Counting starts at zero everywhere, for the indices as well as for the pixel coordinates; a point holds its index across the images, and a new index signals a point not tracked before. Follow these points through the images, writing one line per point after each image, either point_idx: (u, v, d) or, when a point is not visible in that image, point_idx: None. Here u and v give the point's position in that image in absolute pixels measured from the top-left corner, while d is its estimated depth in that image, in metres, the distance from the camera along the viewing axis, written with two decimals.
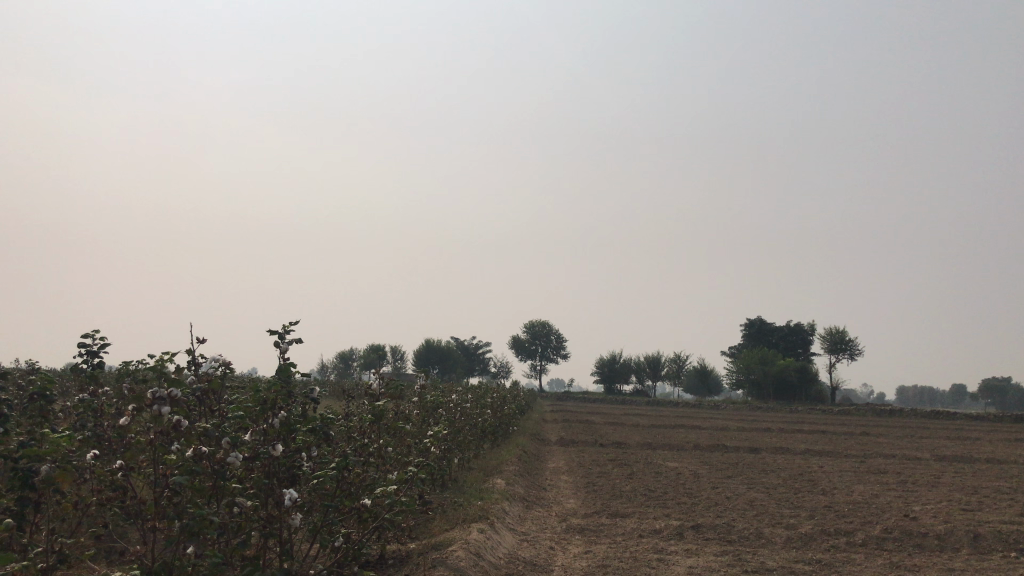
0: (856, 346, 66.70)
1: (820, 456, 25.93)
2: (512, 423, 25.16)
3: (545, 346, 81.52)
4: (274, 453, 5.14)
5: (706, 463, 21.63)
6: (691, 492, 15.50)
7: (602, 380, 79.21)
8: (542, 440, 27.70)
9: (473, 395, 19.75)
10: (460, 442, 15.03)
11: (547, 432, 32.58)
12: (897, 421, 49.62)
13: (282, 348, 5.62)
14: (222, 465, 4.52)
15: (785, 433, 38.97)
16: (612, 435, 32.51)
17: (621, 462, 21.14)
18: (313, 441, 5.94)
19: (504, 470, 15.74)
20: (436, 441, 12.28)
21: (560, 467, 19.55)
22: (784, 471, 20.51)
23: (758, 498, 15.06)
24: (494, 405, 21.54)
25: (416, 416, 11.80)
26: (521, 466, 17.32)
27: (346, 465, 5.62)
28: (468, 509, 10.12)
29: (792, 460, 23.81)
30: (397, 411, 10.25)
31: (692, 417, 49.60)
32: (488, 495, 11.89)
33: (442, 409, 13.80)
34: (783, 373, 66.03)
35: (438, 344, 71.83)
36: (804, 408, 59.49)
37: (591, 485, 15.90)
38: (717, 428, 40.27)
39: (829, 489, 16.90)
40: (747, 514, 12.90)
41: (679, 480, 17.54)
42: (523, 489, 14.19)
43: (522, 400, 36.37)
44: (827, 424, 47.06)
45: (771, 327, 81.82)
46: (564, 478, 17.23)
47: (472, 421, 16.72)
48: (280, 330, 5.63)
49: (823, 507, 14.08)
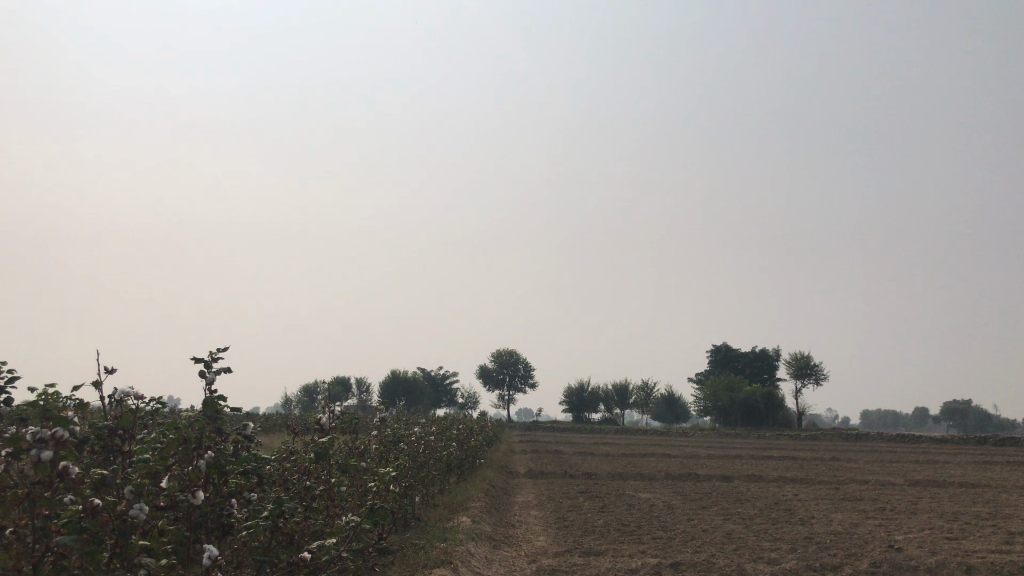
0: (822, 371, 66.79)
1: (795, 484, 25.38)
2: (479, 456, 24.37)
3: (512, 375, 80.68)
4: (195, 503, 4.44)
5: (680, 494, 21.00)
6: (666, 526, 14.86)
7: (570, 410, 78.53)
8: (511, 473, 26.86)
9: (437, 427, 18.99)
10: (423, 477, 14.26)
11: (516, 463, 31.83)
12: (865, 446, 49.49)
13: (207, 380, 4.88)
14: (124, 518, 3.77)
15: (755, 460, 38.53)
16: (582, 465, 31.80)
17: (592, 494, 20.43)
18: (246, 484, 5.24)
19: (470, 506, 14.94)
20: (396, 479, 11.49)
21: (529, 501, 18.77)
22: (759, 500, 19.93)
23: (736, 530, 14.45)
24: (459, 439, 20.77)
25: (374, 450, 11.04)
26: (488, 501, 16.53)
27: (285, 513, 4.92)
28: (431, 553, 9.37)
29: (765, 489, 23.30)
30: (352, 448, 9.51)
31: (663, 445, 49.12)
32: (453, 535, 11.14)
33: (403, 443, 13.01)
34: (750, 399, 65.78)
35: (404, 376, 70.70)
36: (772, 434, 59.15)
37: (562, 520, 15.13)
38: (686, 456, 39.73)
39: (807, 519, 16.35)
40: (727, 550, 12.28)
41: (653, 512, 16.88)
42: (490, 527, 13.43)
43: (489, 432, 35.63)
44: (797, 449, 46.67)
45: (737, 353, 81.86)
46: (534, 513, 16.43)
47: (436, 455, 15.94)
48: (205, 357, 4.88)
49: (804, 539, 13.48)
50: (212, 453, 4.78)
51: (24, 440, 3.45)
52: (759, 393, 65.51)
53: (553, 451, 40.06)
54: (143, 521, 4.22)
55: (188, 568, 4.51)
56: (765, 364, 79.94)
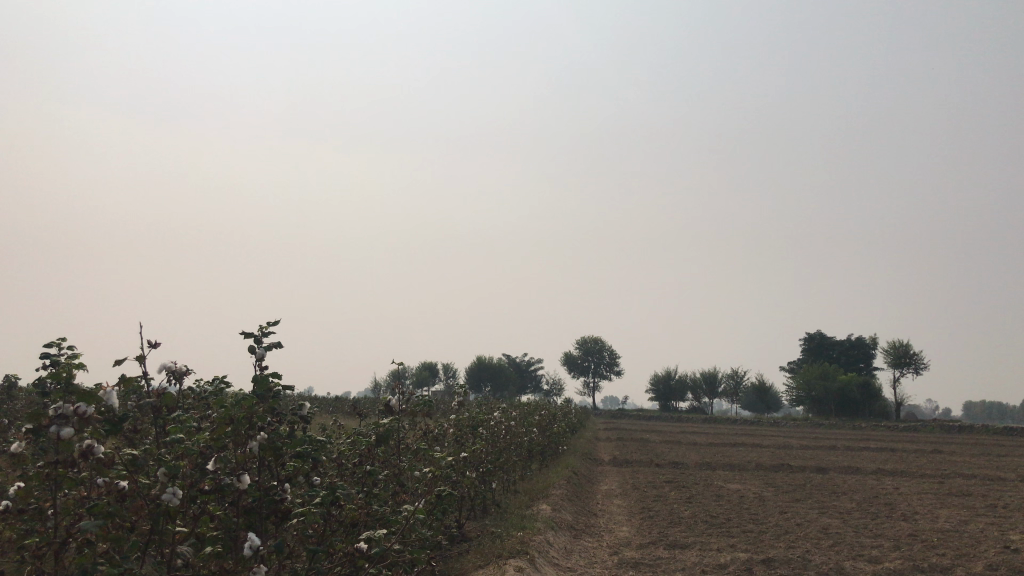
0: (921, 360, 63.86)
1: (896, 477, 24.12)
2: (562, 442, 23.97)
3: (598, 362, 79.93)
4: (241, 487, 4.12)
5: (772, 485, 20.16)
6: (758, 518, 14.15)
7: (657, 398, 77.36)
8: (595, 461, 26.34)
9: (520, 413, 18.63)
10: (503, 463, 13.89)
11: (601, 451, 31.31)
12: (971, 439, 46.95)
13: (257, 356, 4.58)
14: (157, 503, 3.46)
15: (852, 451, 37.00)
16: (669, 454, 31.04)
17: (679, 483, 19.74)
18: (304, 469, 4.93)
19: (551, 493, 14.53)
20: (474, 464, 11.15)
21: (612, 490, 18.27)
22: (857, 493, 18.92)
23: (833, 525, 13.64)
24: (542, 424, 20.40)
25: (450, 435, 10.72)
26: (570, 489, 16.05)
27: (342, 499, 4.56)
28: (508, 542, 8.96)
29: (863, 482, 22.16)
30: (425, 431, 9.18)
31: (754, 435, 47.72)
32: (531, 524, 10.72)
33: (483, 427, 12.68)
34: (845, 389, 63.44)
35: (489, 362, 70.90)
36: (869, 425, 56.86)
37: (647, 511, 14.56)
38: (779, 446, 38.45)
39: (911, 515, 15.36)
40: (823, 545, 11.54)
41: (743, 504, 16.16)
42: (571, 516, 13.00)
43: (574, 419, 35.18)
44: (897, 441, 44.65)
45: (831, 341, 79.10)
46: (618, 503, 15.89)
47: (517, 441, 15.56)
48: (255, 332, 4.58)
49: (909, 536, 12.60)
50: (265, 435, 4.48)
51: (45, 416, 3.16)
52: (855, 382, 63.04)
53: (640, 440, 39.35)
54: (181, 507, 3.93)
55: (233, 557, 4.24)
56: (862, 353, 76.98)
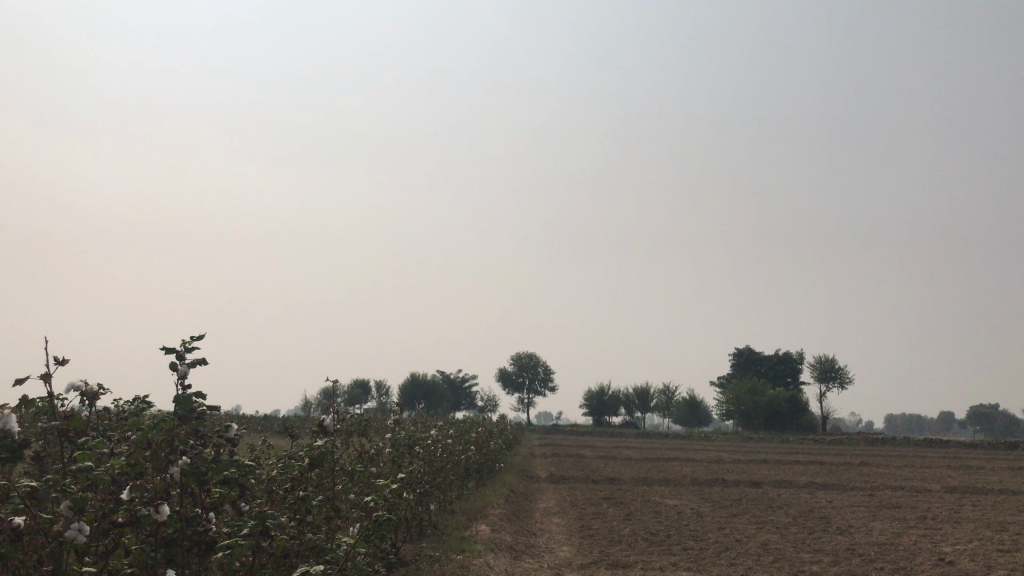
0: (846, 375, 65.48)
1: (827, 490, 24.45)
2: (498, 460, 23.66)
3: (532, 378, 79.86)
4: (161, 518, 3.72)
5: (708, 501, 20.19)
6: (697, 535, 14.07)
7: (590, 413, 77.62)
8: (531, 478, 26.09)
9: (456, 431, 18.28)
10: (440, 482, 13.53)
11: (537, 468, 31.05)
12: (894, 451, 48.14)
13: (179, 374, 4.20)
14: (59, 541, 3.06)
15: (782, 465, 37.55)
16: (604, 470, 30.96)
17: (616, 500, 19.60)
18: (230, 496, 4.54)
19: (489, 513, 14.19)
20: (411, 485, 10.77)
21: (551, 508, 18.02)
22: (791, 507, 19.06)
23: (772, 541, 13.64)
24: (479, 442, 20.06)
25: (387, 455, 10.35)
26: (509, 508, 15.76)
27: (275, 527, 4.17)
28: (447, 566, 8.61)
29: (796, 495, 22.40)
30: (360, 452, 8.79)
31: (686, 450, 48.11)
32: (470, 546, 10.38)
33: (419, 447, 12.31)
34: (773, 403, 64.59)
35: (423, 379, 70.21)
36: (797, 438, 57.94)
37: (587, 529, 14.37)
38: (712, 461, 38.75)
39: (845, 528, 15.50)
40: (763, 562, 11.48)
41: (682, 520, 16.10)
42: (511, 536, 12.71)
43: (509, 436, 34.91)
44: (824, 454, 45.49)
45: (759, 357, 80.60)
46: (557, 521, 15.65)
47: (454, 460, 15.21)
48: (176, 348, 4.20)
49: (846, 551, 12.66)
50: (187, 459, 4.10)
51: None
52: (782, 397, 64.27)
53: (575, 456, 39.25)
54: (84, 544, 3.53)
55: None
56: (789, 367, 78.60)
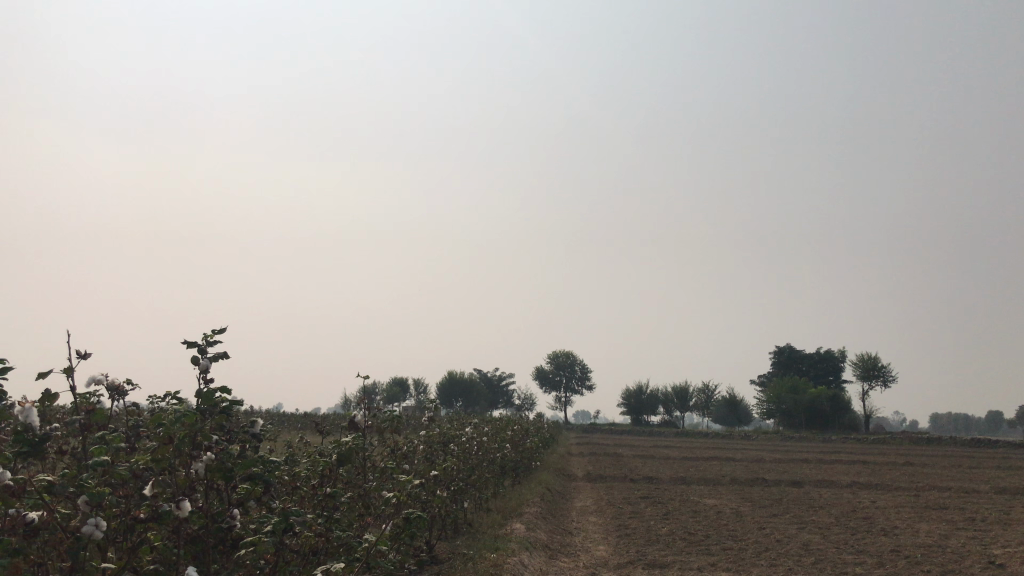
0: (890, 373, 64.24)
1: (870, 490, 23.94)
2: (535, 458, 23.53)
3: (569, 377, 79.58)
4: (182, 515, 3.65)
5: (748, 500, 19.86)
6: (736, 535, 13.81)
7: (629, 412, 77.14)
8: (568, 477, 25.92)
9: (492, 428, 18.19)
10: (475, 480, 13.44)
11: (574, 467, 30.86)
12: (941, 451, 47.06)
13: (201, 367, 4.15)
14: (77, 535, 3.00)
15: (825, 464, 36.91)
16: (643, 469, 30.68)
17: (654, 499, 19.36)
18: (254, 492, 4.48)
19: (525, 511, 14.08)
20: (445, 482, 10.68)
21: (587, 507, 17.86)
22: (834, 508, 18.66)
23: (814, 541, 13.34)
24: (515, 440, 19.94)
25: (420, 451, 10.28)
26: (545, 506, 15.62)
27: (298, 523, 4.10)
28: (480, 565, 8.51)
29: (839, 495, 21.94)
30: (393, 449, 8.71)
31: (726, 449, 47.54)
32: (504, 545, 10.26)
33: (454, 444, 12.23)
34: (815, 402, 63.58)
35: (461, 377, 70.34)
36: (839, 437, 56.97)
37: (623, 528, 14.19)
38: (752, 460, 38.24)
39: (890, 529, 15.11)
40: (805, 563, 11.20)
41: (721, 520, 15.84)
42: (546, 535, 12.57)
43: (546, 434, 34.76)
44: (868, 454, 44.64)
45: (801, 355, 79.43)
46: (594, 520, 15.47)
47: (489, 458, 15.12)
48: (198, 342, 4.16)
49: (890, 552, 12.32)
50: (211, 454, 4.05)
51: None
52: (824, 395, 63.24)
53: (613, 455, 38.99)
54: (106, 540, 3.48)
55: None
56: (831, 366, 77.34)
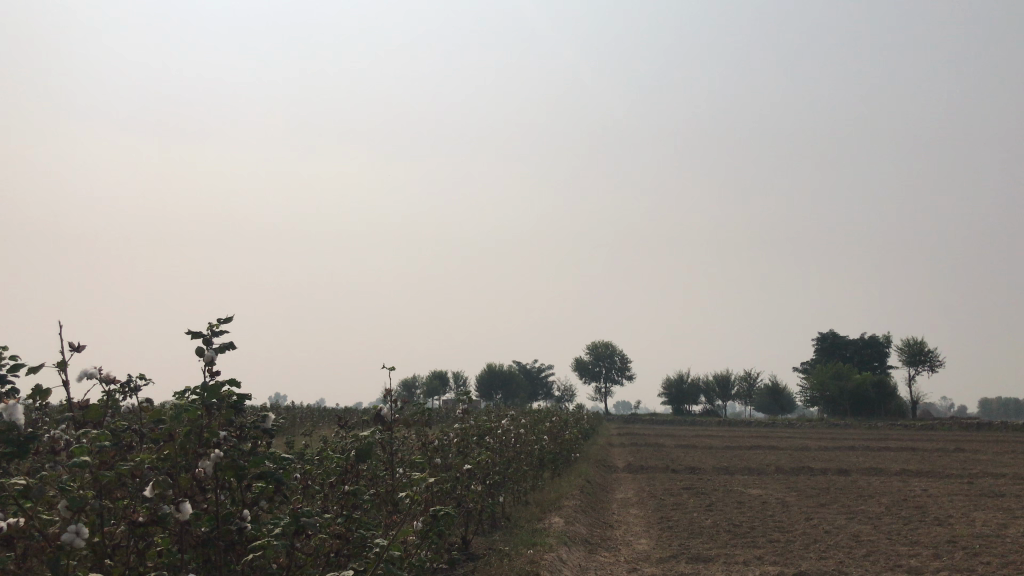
0: (937, 358, 62.80)
1: (921, 478, 23.23)
2: (574, 449, 23.18)
3: (609, 367, 79.01)
4: (182, 518, 3.40)
5: (793, 490, 19.34)
6: (783, 527, 13.36)
7: (669, 402, 76.42)
8: (609, 468, 25.54)
9: (530, 420, 17.89)
10: (512, 473, 13.14)
11: (614, 457, 30.46)
12: (991, 436, 45.79)
13: (206, 359, 3.90)
14: (58, 545, 2.76)
15: (872, 451, 36.04)
16: (685, 459, 30.19)
17: (697, 490, 18.93)
18: (267, 492, 4.20)
19: (564, 505, 13.75)
20: (481, 476, 10.39)
21: (628, 499, 17.49)
22: (884, 497, 18.06)
23: (864, 532, 12.84)
24: (554, 432, 19.60)
25: (454, 444, 10.00)
26: (585, 499, 15.28)
27: (310, 525, 3.83)
28: (516, 562, 8.20)
29: (888, 483, 21.30)
30: (424, 442, 8.42)
31: (770, 437, 46.75)
32: (542, 540, 9.94)
33: (490, 437, 11.94)
34: (860, 388, 62.32)
35: (500, 369, 70.12)
36: (885, 424, 55.77)
37: (666, 521, 13.81)
38: (797, 448, 37.51)
39: (945, 519, 14.53)
40: (857, 555, 10.73)
41: (766, 511, 15.38)
42: (586, 529, 12.24)
43: (586, 425, 34.38)
44: (915, 440, 43.58)
45: (844, 341, 77.97)
46: (635, 512, 15.13)
47: (527, 449, 14.81)
48: (203, 332, 3.91)
49: (946, 543, 11.80)
50: (218, 453, 3.79)
51: None
52: (869, 381, 61.99)
53: (654, 445, 38.53)
54: (102, 545, 3.25)
55: None
56: (876, 351, 75.81)
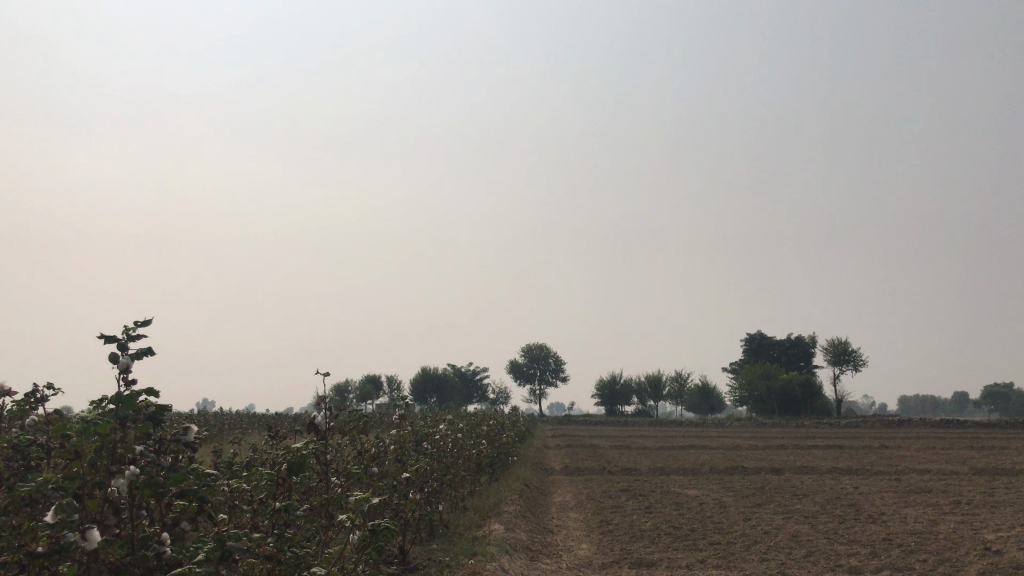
0: (861, 358, 64.57)
1: (850, 476, 23.64)
2: (511, 452, 22.95)
3: (543, 369, 79.12)
4: (89, 546, 3.01)
5: (730, 490, 19.45)
6: (723, 528, 13.31)
7: (602, 403, 76.90)
8: (545, 471, 25.39)
9: (467, 424, 17.60)
10: (450, 479, 12.82)
11: (550, 459, 30.38)
12: (913, 433, 47.16)
13: (120, 366, 3.50)
14: None
15: (802, 450, 36.73)
16: (621, 460, 30.26)
17: (635, 492, 18.87)
18: (189, 511, 3.81)
19: (503, 510, 13.49)
20: (419, 484, 10.06)
21: (566, 502, 17.34)
22: (818, 495, 18.27)
23: (803, 532, 12.87)
24: (491, 435, 19.33)
25: (391, 452, 9.64)
26: (524, 504, 15.04)
27: (237, 550, 3.46)
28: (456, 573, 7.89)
29: (820, 482, 21.60)
30: (360, 450, 8.04)
31: (702, 437, 47.31)
32: (483, 549, 9.63)
33: (428, 443, 11.59)
34: (787, 388, 63.63)
35: (434, 373, 69.58)
36: (811, 422, 57.02)
37: (606, 524, 13.67)
38: (729, 448, 37.94)
39: (878, 516, 14.70)
40: (798, 555, 10.71)
41: (705, 512, 15.38)
42: (526, 535, 11.98)
43: (522, 428, 34.22)
44: (842, 438, 44.59)
45: (772, 341, 79.60)
46: (574, 517, 14.95)
47: (465, 454, 14.50)
48: (117, 336, 3.51)
49: (883, 541, 11.88)
50: (133, 471, 3.41)
51: None
52: (796, 381, 63.33)
53: (589, 446, 38.56)
54: None
55: None
56: (802, 351, 77.55)
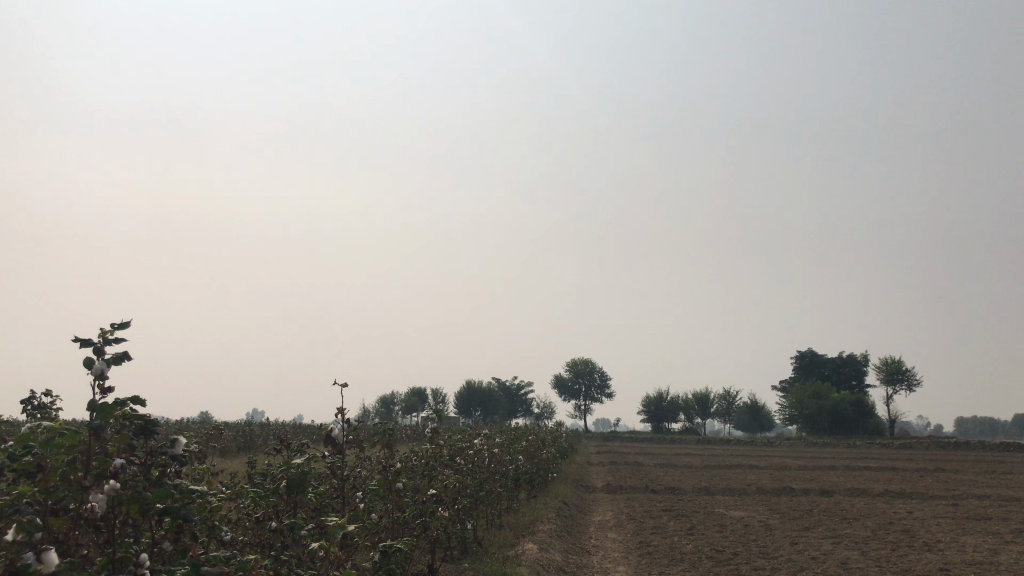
0: (915, 377, 62.73)
1: (905, 500, 22.72)
2: (551, 468, 22.48)
3: (589, 385, 78.29)
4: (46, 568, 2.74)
5: (777, 512, 18.76)
6: (768, 552, 12.74)
7: (648, 420, 75.79)
8: (586, 488, 24.85)
9: (505, 439, 17.23)
10: (484, 495, 12.46)
11: (593, 477, 29.84)
12: (971, 456, 45.46)
13: (96, 372, 3.23)
14: None
15: (854, 472, 35.53)
16: (665, 479, 29.56)
17: (677, 512, 18.30)
18: (172, 532, 3.51)
19: (539, 529, 13.09)
20: (449, 501, 9.71)
21: (606, 522, 16.86)
22: (870, 519, 17.52)
23: (853, 559, 12.25)
24: (530, 451, 18.92)
25: (420, 468, 9.30)
26: (561, 523, 14.61)
27: None
28: None
29: (872, 506, 20.75)
30: (382, 465, 7.72)
31: (750, 456, 46.17)
32: (512, 570, 9.23)
33: (461, 458, 11.23)
34: (838, 407, 61.99)
35: (478, 387, 69.24)
36: (864, 443, 55.39)
37: (646, 546, 13.17)
38: (778, 468, 36.91)
39: (933, 544, 14.00)
40: None
41: (750, 535, 14.79)
42: (561, 556, 11.55)
43: (565, 444, 33.67)
44: (896, 460, 43.12)
45: (823, 359, 77.79)
46: (613, 537, 14.49)
47: (501, 469, 14.13)
48: (93, 338, 3.25)
49: (939, 571, 11.23)
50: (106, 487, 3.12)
51: None
52: (848, 400, 61.68)
53: (633, 463, 37.84)
54: None
55: None
56: (854, 370, 75.59)
